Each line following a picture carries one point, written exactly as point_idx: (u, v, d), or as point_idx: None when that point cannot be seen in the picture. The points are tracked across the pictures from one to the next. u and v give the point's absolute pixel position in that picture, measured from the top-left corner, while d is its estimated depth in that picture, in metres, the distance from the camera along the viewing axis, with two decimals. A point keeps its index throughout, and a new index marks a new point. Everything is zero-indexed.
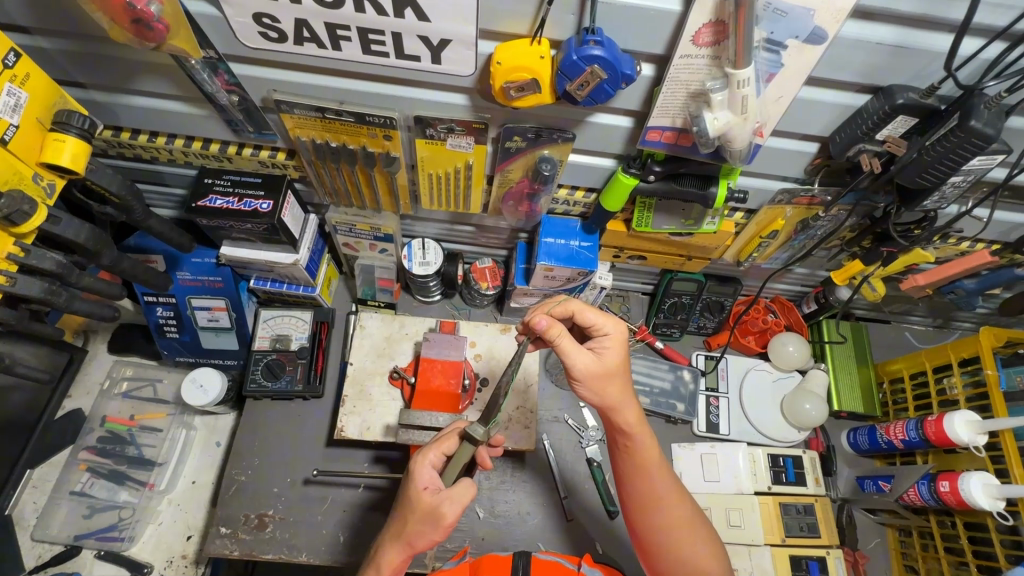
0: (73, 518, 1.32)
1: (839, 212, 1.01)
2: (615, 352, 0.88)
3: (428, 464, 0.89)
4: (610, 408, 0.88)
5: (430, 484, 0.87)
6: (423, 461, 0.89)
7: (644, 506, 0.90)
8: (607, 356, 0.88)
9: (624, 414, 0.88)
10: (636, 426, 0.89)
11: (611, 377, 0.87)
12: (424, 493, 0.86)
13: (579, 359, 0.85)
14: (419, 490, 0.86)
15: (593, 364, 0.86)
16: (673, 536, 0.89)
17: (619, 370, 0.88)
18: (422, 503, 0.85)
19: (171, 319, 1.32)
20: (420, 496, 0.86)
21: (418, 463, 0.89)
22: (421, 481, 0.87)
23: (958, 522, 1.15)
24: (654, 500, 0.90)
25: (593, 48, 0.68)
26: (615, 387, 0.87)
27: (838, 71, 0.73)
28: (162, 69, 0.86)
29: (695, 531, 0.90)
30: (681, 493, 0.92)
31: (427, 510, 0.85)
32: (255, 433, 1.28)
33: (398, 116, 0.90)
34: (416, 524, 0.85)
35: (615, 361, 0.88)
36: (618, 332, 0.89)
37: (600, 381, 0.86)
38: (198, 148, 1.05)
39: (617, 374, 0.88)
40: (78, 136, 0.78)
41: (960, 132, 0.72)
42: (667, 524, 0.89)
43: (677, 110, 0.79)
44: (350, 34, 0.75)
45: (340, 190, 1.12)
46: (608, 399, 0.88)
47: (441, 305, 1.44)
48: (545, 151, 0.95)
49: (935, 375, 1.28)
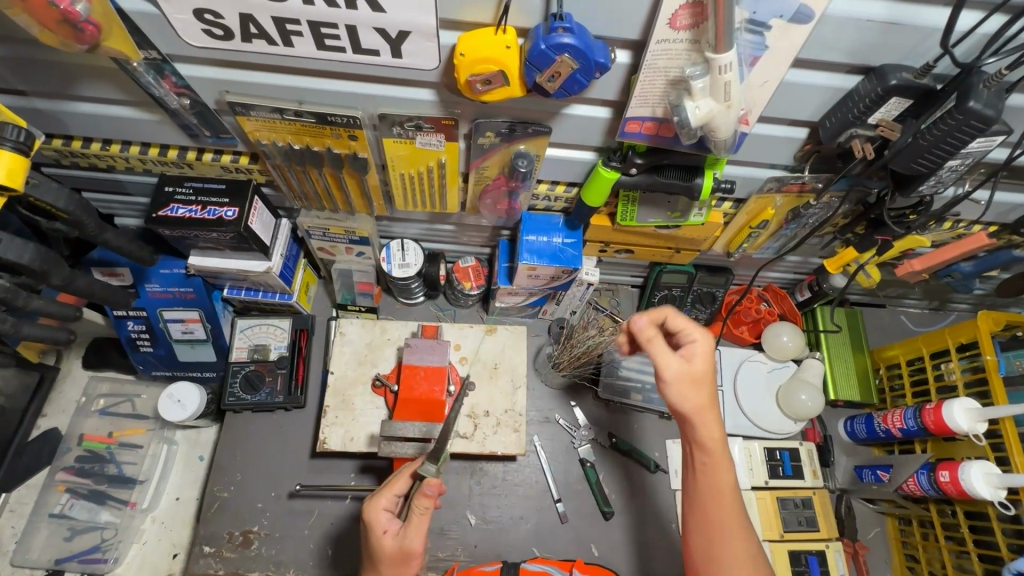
0: (54, 541, 1.28)
1: (832, 199, 0.96)
2: (705, 352, 0.84)
3: (382, 510, 0.88)
4: (694, 418, 0.82)
5: (390, 527, 0.87)
6: (377, 507, 0.88)
7: (713, 528, 0.82)
8: (697, 362, 0.84)
9: (709, 423, 0.82)
10: (716, 442, 0.83)
11: (698, 376, 0.83)
12: (386, 539, 0.86)
13: (668, 363, 0.83)
14: (380, 536, 0.86)
15: (683, 370, 0.83)
16: None
17: (706, 373, 0.84)
18: (388, 550, 0.86)
19: (143, 333, 1.27)
20: (384, 543, 0.86)
21: (372, 511, 0.88)
22: (380, 526, 0.87)
23: (958, 511, 1.13)
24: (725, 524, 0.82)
25: (562, 36, 0.63)
26: (702, 390, 0.82)
27: (826, 50, 0.68)
28: (105, 74, 0.80)
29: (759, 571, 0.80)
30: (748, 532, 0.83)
31: (395, 554, 0.86)
32: (236, 448, 1.24)
33: (361, 115, 0.85)
34: (391, 568, 0.87)
35: (707, 372, 0.84)
36: (702, 344, 0.84)
37: (690, 388, 0.82)
38: (155, 155, 0.99)
39: (706, 380, 0.83)
40: (14, 149, 0.72)
41: (958, 114, 0.67)
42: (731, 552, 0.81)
43: (656, 99, 0.75)
44: (301, 29, 0.70)
45: (310, 194, 1.07)
46: (694, 411, 0.82)
47: (425, 306, 1.39)
48: (520, 146, 0.90)
49: (932, 361, 1.24)
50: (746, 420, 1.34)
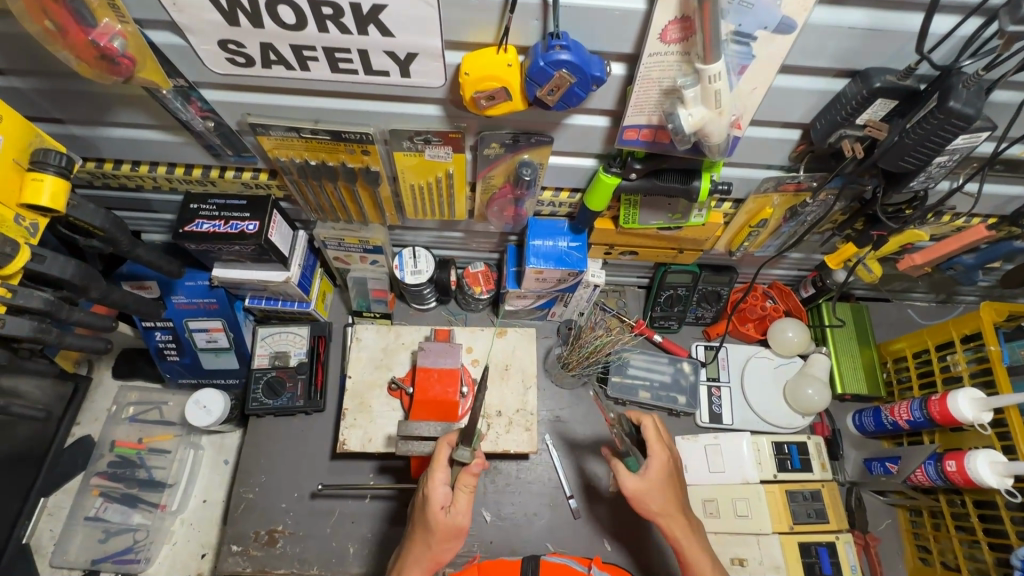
0: (89, 543, 1.35)
1: (828, 196, 0.99)
2: (662, 473, 0.93)
3: (441, 484, 0.89)
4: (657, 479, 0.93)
5: (444, 502, 0.89)
6: (436, 483, 0.88)
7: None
8: (653, 475, 0.93)
9: (680, 520, 0.94)
10: (688, 546, 0.94)
11: (662, 493, 0.93)
12: (441, 514, 0.88)
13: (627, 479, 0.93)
14: (437, 511, 0.88)
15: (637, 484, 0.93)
16: None
17: (671, 479, 0.94)
18: (443, 524, 0.88)
19: (170, 343, 1.33)
20: (439, 519, 0.88)
21: (431, 487, 0.88)
22: (437, 501, 0.88)
23: (966, 501, 1.14)
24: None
25: (559, 53, 0.67)
26: (671, 503, 0.94)
27: (812, 56, 0.71)
28: (135, 101, 0.86)
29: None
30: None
31: (447, 530, 0.89)
32: (260, 451, 1.30)
33: (374, 132, 0.90)
34: (441, 543, 0.89)
35: (659, 471, 0.93)
36: (661, 456, 0.93)
37: (656, 491, 0.93)
38: (181, 174, 1.06)
39: (668, 486, 0.94)
40: (56, 173, 0.78)
41: (939, 113, 0.70)
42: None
43: (652, 108, 0.78)
44: (317, 55, 0.75)
45: (325, 207, 1.13)
46: (654, 473, 0.93)
47: (436, 311, 1.44)
48: (524, 155, 0.94)
49: (938, 353, 1.26)
50: (754, 415, 1.36)
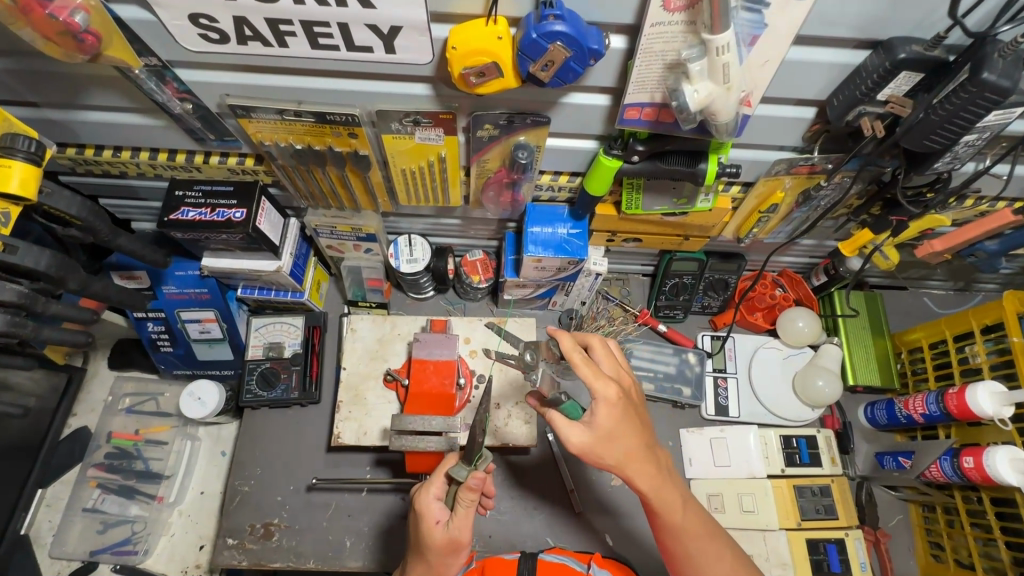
0: (88, 533, 1.34)
1: (843, 178, 0.93)
2: (611, 417, 0.77)
3: (434, 499, 0.87)
4: (608, 429, 0.78)
5: (441, 517, 0.86)
6: (430, 497, 0.87)
7: (676, 534, 0.86)
8: (601, 421, 0.77)
9: (642, 464, 0.81)
10: (652, 490, 0.83)
11: (616, 438, 0.78)
12: (438, 530, 0.85)
13: (572, 435, 0.78)
14: (431, 526, 0.85)
15: (585, 437, 0.78)
16: (686, 539, 0.86)
17: (625, 420, 0.79)
18: (438, 540, 0.85)
19: (163, 334, 1.31)
20: (435, 534, 0.85)
21: (424, 500, 0.87)
22: (432, 517, 0.86)
23: (983, 498, 1.10)
24: (686, 532, 0.85)
25: (553, 23, 0.62)
26: (628, 448, 0.79)
27: (830, 25, 0.66)
28: (109, 82, 0.82)
29: (725, 555, 0.87)
30: (717, 534, 0.88)
31: (444, 545, 0.86)
32: (255, 443, 1.27)
33: (360, 113, 0.85)
34: (440, 558, 0.87)
35: (610, 420, 0.77)
36: (613, 397, 0.77)
37: (607, 444, 0.78)
38: (164, 160, 1.02)
39: (622, 430, 0.79)
40: (26, 160, 0.74)
41: (971, 87, 0.64)
42: (697, 549, 0.86)
43: (655, 84, 0.73)
44: (294, 29, 0.70)
45: (316, 193, 1.08)
46: (604, 426, 0.77)
47: (435, 301, 1.40)
48: (520, 137, 0.89)
49: (956, 344, 1.20)
50: (762, 407, 1.31)
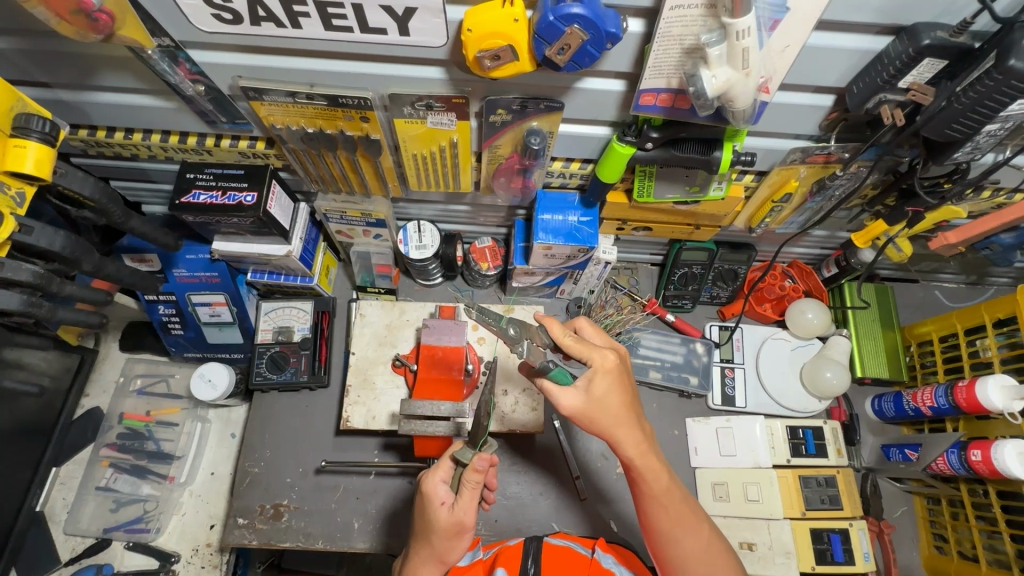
0: (101, 511, 1.37)
1: (860, 168, 0.92)
2: (606, 384, 0.79)
3: (440, 481, 0.87)
4: (601, 398, 0.79)
5: (446, 499, 0.87)
6: (436, 479, 0.87)
7: (661, 504, 0.85)
8: (596, 388, 0.78)
9: (630, 430, 0.81)
10: (639, 457, 0.82)
11: (608, 406, 0.79)
12: (442, 511, 0.86)
13: (564, 400, 0.79)
14: (437, 507, 0.86)
15: (578, 403, 0.78)
16: (671, 513, 0.85)
17: (619, 389, 0.80)
18: (443, 521, 0.85)
19: (174, 317, 1.32)
20: (440, 515, 0.86)
21: (430, 483, 0.87)
22: (437, 498, 0.86)
23: (990, 491, 1.10)
24: (671, 500, 0.84)
25: (570, 6, 0.62)
26: (619, 417, 0.80)
27: (854, 9, 0.64)
28: (122, 62, 0.82)
29: (703, 530, 0.87)
30: (696, 513, 0.87)
31: (449, 527, 0.86)
32: (265, 426, 1.29)
33: (371, 97, 0.85)
34: (443, 540, 0.87)
35: (606, 389, 0.79)
36: (609, 364, 0.79)
37: (598, 411, 0.79)
38: (176, 143, 1.01)
39: (616, 399, 0.79)
40: (40, 140, 0.75)
41: (997, 74, 0.64)
42: (677, 522, 0.86)
43: (671, 69, 0.72)
44: (308, 10, 0.69)
45: (325, 177, 1.08)
46: (597, 394, 0.78)
47: (443, 287, 1.40)
48: (532, 123, 0.88)
49: (967, 337, 1.20)
50: (768, 398, 1.31)
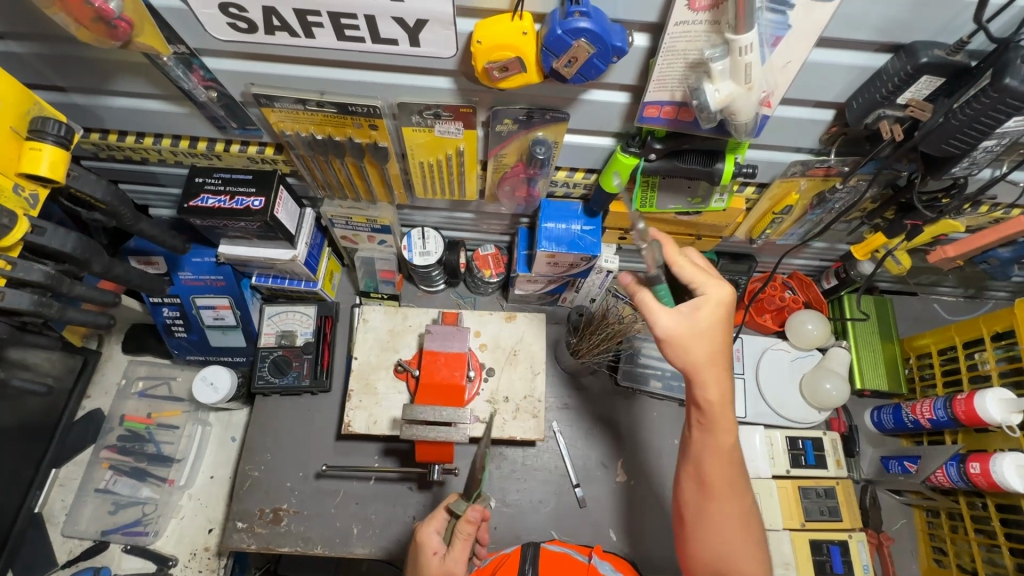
0: (100, 514, 1.37)
1: (859, 182, 0.94)
2: (711, 315, 0.82)
3: (434, 531, 0.89)
4: (697, 330, 0.81)
5: (439, 549, 0.87)
6: (429, 528, 0.89)
7: (716, 455, 0.85)
8: (702, 316, 0.81)
9: (719, 371, 0.83)
10: (717, 404, 0.84)
11: (706, 339, 0.82)
12: (433, 561, 0.86)
13: (662, 321, 0.83)
14: (428, 556, 0.86)
15: (679, 326, 0.82)
16: (722, 467, 0.85)
17: (720, 329, 0.82)
18: (433, 570, 0.85)
19: (177, 319, 1.32)
20: (432, 565, 0.86)
21: (424, 531, 0.89)
22: (430, 547, 0.87)
23: (988, 504, 1.10)
24: (726, 455, 0.85)
25: (578, 20, 0.63)
26: (715, 352, 0.82)
27: (853, 27, 0.66)
28: (137, 68, 0.84)
29: (743, 501, 0.86)
30: (741, 485, 0.86)
31: None
32: (266, 430, 1.29)
33: (381, 105, 0.86)
34: None
35: (711, 321, 0.81)
36: (719, 295, 0.82)
37: (699, 343, 0.82)
38: (186, 147, 1.03)
39: (716, 334, 0.82)
40: (55, 143, 0.76)
41: (993, 92, 0.65)
42: (725, 484, 0.85)
43: (675, 83, 0.74)
44: (321, 20, 0.71)
45: (332, 183, 1.09)
46: (698, 322, 0.81)
47: (445, 294, 1.41)
48: (537, 133, 0.90)
49: (965, 350, 1.21)
50: (768, 408, 1.32)
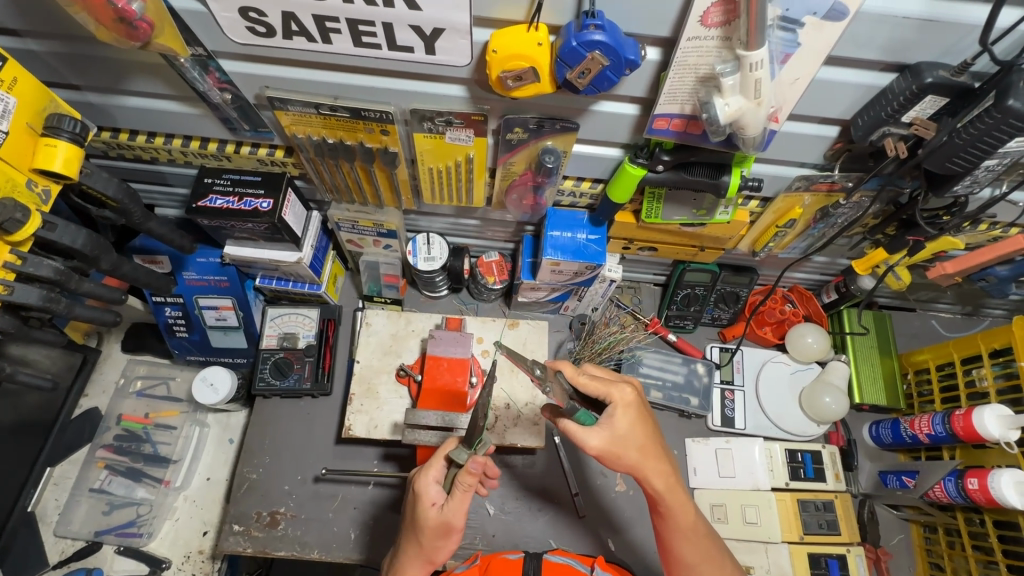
0: (93, 514, 1.35)
1: (862, 198, 0.96)
2: (628, 418, 0.82)
3: (432, 482, 0.86)
4: (622, 438, 0.81)
5: (437, 500, 0.86)
6: (428, 478, 0.86)
7: (682, 538, 0.87)
8: (619, 423, 0.81)
9: (658, 462, 0.83)
10: (666, 492, 0.84)
11: (633, 441, 0.81)
12: (432, 511, 0.85)
13: (589, 439, 0.80)
14: (426, 507, 0.85)
15: (606, 441, 0.80)
16: (692, 543, 0.88)
17: (640, 424, 0.82)
18: (431, 521, 0.85)
19: (179, 319, 1.32)
20: (430, 515, 0.85)
21: (422, 482, 0.86)
22: (428, 498, 0.86)
23: (986, 520, 1.11)
24: (691, 534, 0.87)
25: (593, 33, 0.64)
26: (646, 450, 0.82)
27: (861, 47, 0.68)
28: (153, 69, 0.85)
29: (724, 569, 0.90)
30: (717, 554, 0.89)
31: (437, 528, 0.85)
32: (265, 431, 1.28)
33: (393, 110, 0.87)
34: (432, 541, 0.87)
35: (629, 423, 0.81)
36: (627, 396, 0.83)
37: (627, 448, 0.81)
38: (196, 148, 1.04)
39: (638, 434, 0.82)
40: (70, 140, 0.77)
41: (996, 112, 0.67)
42: (702, 558, 0.88)
43: (685, 96, 0.75)
44: (339, 26, 0.72)
45: (340, 187, 1.10)
46: (620, 430, 0.81)
47: (448, 299, 1.41)
48: (547, 142, 0.91)
49: (964, 366, 1.22)
50: (768, 421, 1.32)
